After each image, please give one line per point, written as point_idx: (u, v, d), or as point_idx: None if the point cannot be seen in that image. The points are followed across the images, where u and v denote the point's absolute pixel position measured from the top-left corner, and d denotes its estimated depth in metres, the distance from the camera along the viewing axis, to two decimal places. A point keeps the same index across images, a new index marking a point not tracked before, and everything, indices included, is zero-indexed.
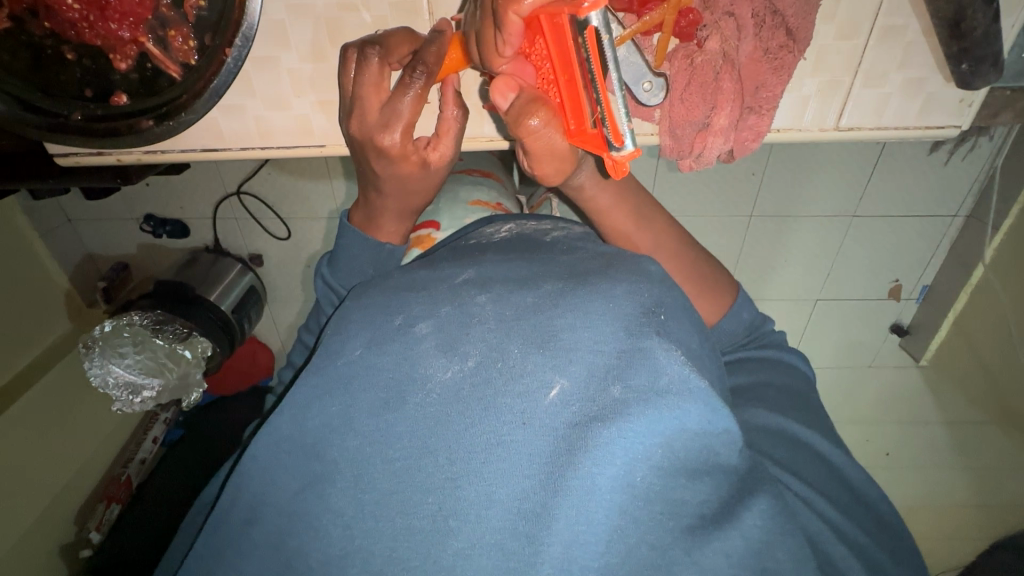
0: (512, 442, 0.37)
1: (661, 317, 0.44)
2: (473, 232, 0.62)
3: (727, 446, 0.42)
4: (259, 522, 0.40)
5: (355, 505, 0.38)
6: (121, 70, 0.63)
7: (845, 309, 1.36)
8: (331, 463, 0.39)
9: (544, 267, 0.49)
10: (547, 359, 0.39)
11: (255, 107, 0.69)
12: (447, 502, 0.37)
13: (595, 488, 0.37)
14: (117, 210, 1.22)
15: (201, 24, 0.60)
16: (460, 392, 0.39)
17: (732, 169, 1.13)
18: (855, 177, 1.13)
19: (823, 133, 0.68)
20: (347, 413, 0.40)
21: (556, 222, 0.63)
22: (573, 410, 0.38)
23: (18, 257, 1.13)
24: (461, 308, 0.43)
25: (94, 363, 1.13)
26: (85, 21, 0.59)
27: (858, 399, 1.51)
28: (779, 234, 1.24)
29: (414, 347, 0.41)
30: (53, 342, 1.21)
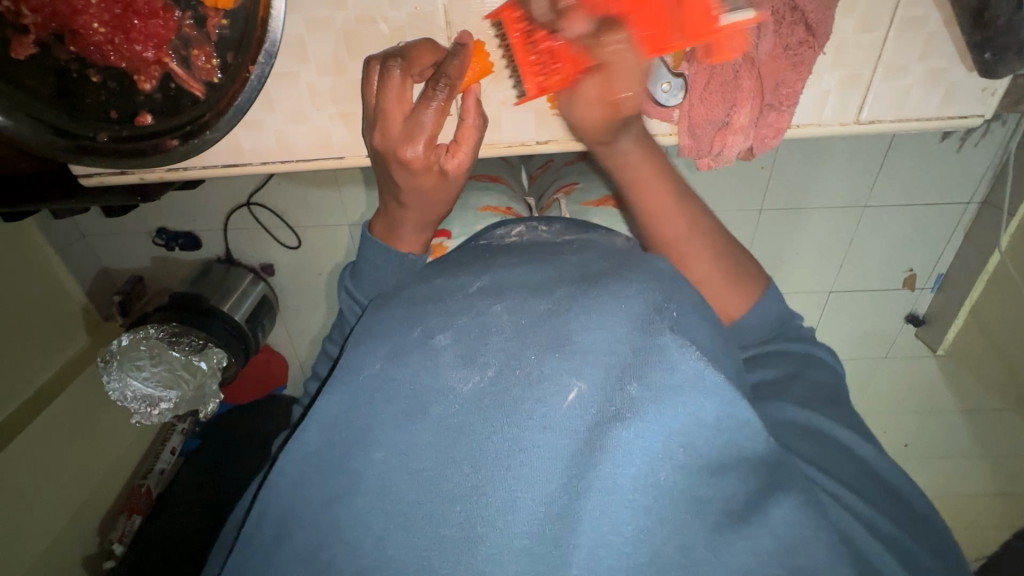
0: (532, 447, 0.38)
1: (673, 315, 0.44)
2: (486, 237, 0.63)
3: (750, 438, 0.40)
4: (288, 537, 0.40)
5: (385, 517, 0.37)
6: (146, 92, 0.64)
7: (859, 302, 1.35)
8: (359, 475, 0.39)
9: (560, 270, 0.48)
10: (562, 363, 0.40)
11: (274, 122, 0.69)
12: (473, 510, 0.37)
13: (619, 487, 0.37)
14: (131, 225, 1.23)
15: (222, 42, 0.61)
16: (480, 402, 0.39)
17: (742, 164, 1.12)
18: (866, 167, 1.12)
19: (843, 127, 0.68)
20: (372, 425, 0.40)
21: (570, 225, 0.62)
22: (591, 412, 0.38)
23: (38, 275, 1.15)
24: (478, 317, 0.43)
25: (112, 376, 1.14)
26: (110, 44, 0.60)
27: (875, 391, 1.50)
28: (790, 227, 1.23)
29: (434, 357, 0.42)
30: (73, 357, 1.23)
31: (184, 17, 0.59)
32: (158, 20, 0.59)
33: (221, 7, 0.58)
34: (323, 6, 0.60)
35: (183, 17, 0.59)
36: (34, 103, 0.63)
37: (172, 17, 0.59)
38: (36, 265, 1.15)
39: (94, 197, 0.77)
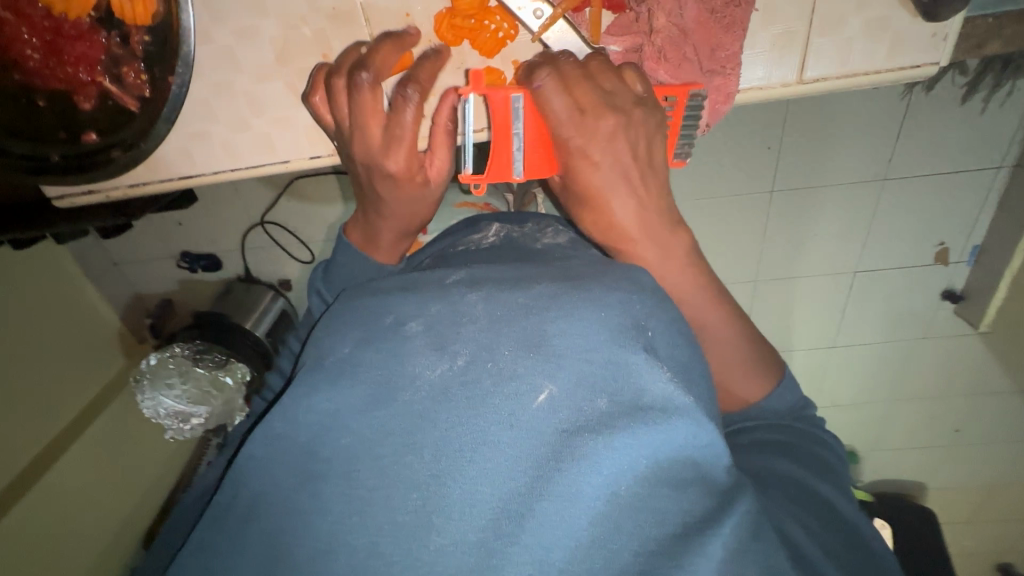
0: (497, 441, 0.38)
1: (651, 334, 0.43)
2: (462, 232, 0.62)
3: (712, 459, 0.40)
4: (258, 517, 0.39)
5: (344, 503, 0.38)
6: (87, 110, 0.68)
7: (887, 284, 1.27)
8: (326, 460, 0.39)
9: (538, 268, 0.49)
10: (536, 362, 0.40)
11: (220, 132, 0.71)
12: (430, 498, 0.37)
13: (579, 493, 0.36)
14: (155, 250, 1.29)
15: (148, 57, 0.65)
16: (448, 390, 0.39)
17: (747, 146, 1.08)
18: (880, 138, 1.07)
19: (786, 90, 0.65)
20: (341, 411, 0.40)
21: (551, 228, 0.63)
22: (560, 415, 0.38)
23: (73, 302, 1.22)
24: (452, 305, 0.44)
25: (146, 395, 1.21)
26: (45, 68, 0.64)
27: (914, 375, 1.42)
28: (805, 209, 1.17)
29: (405, 344, 0.42)
30: (110, 379, 1.29)
31: (111, 36, 0.63)
32: (85, 42, 0.63)
33: (141, 24, 0.62)
34: (250, 15, 0.63)
35: (109, 36, 0.63)
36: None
37: (99, 38, 0.63)
38: (71, 293, 1.22)
39: (76, 220, 0.80)
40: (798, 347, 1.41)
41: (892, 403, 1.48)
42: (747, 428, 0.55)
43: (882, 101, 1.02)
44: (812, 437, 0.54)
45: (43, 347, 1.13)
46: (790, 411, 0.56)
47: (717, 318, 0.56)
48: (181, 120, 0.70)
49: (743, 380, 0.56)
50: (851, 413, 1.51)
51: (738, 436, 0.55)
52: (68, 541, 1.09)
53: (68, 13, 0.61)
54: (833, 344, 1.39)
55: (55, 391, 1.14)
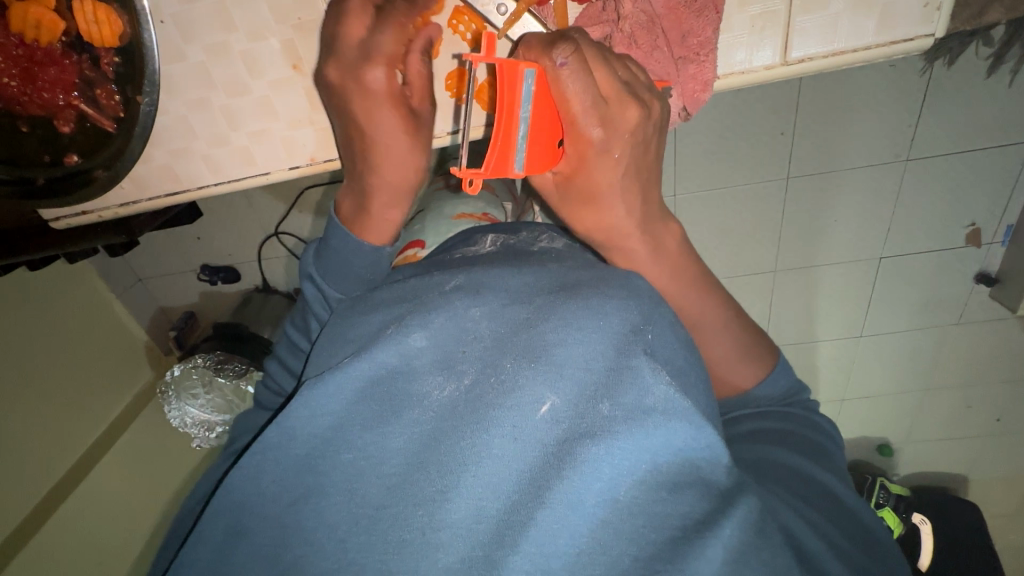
0: (501, 454, 0.36)
1: (648, 338, 0.41)
2: (459, 245, 0.60)
3: (707, 460, 0.39)
4: (247, 534, 0.40)
5: (347, 518, 0.37)
6: (67, 134, 0.66)
7: (914, 268, 1.21)
8: (326, 473, 0.39)
9: (536, 276, 0.46)
10: (538, 374, 0.38)
11: (201, 148, 0.68)
12: (434, 515, 0.35)
13: (582, 502, 0.35)
14: (177, 264, 1.33)
15: (120, 78, 0.62)
16: (454, 409, 0.38)
17: (758, 132, 1.05)
18: (899, 118, 1.02)
19: (770, 72, 0.61)
20: (346, 427, 0.40)
21: (552, 236, 0.59)
22: (565, 428, 0.37)
23: (100, 316, 1.27)
24: (454, 319, 0.42)
25: (173, 406, 1.24)
26: (23, 94, 0.62)
27: (950, 363, 1.35)
28: (824, 194, 1.13)
29: (409, 361, 0.40)
30: (139, 391, 1.34)
31: (82, 59, 0.61)
32: (56, 67, 0.60)
33: (108, 45, 0.60)
34: (217, 30, 0.60)
35: (80, 59, 0.60)
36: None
37: (71, 61, 0.60)
38: (98, 309, 1.26)
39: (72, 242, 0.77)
40: (823, 338, 1.35)
41: (928, 393, 1.41)
42: (739, 419, 0.53)
43: (899, 79, 0.97)
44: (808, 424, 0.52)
45: (71, 363, 1.17)
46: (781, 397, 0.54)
47: (722, 314, 0.54)
48: (158, 138, 0.67)
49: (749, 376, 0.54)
50: (884, 404, 1.45)
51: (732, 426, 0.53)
52: (105, 552, 1.11)
53: (37, 39, 0.59)
54: (860, 334, 1.33)
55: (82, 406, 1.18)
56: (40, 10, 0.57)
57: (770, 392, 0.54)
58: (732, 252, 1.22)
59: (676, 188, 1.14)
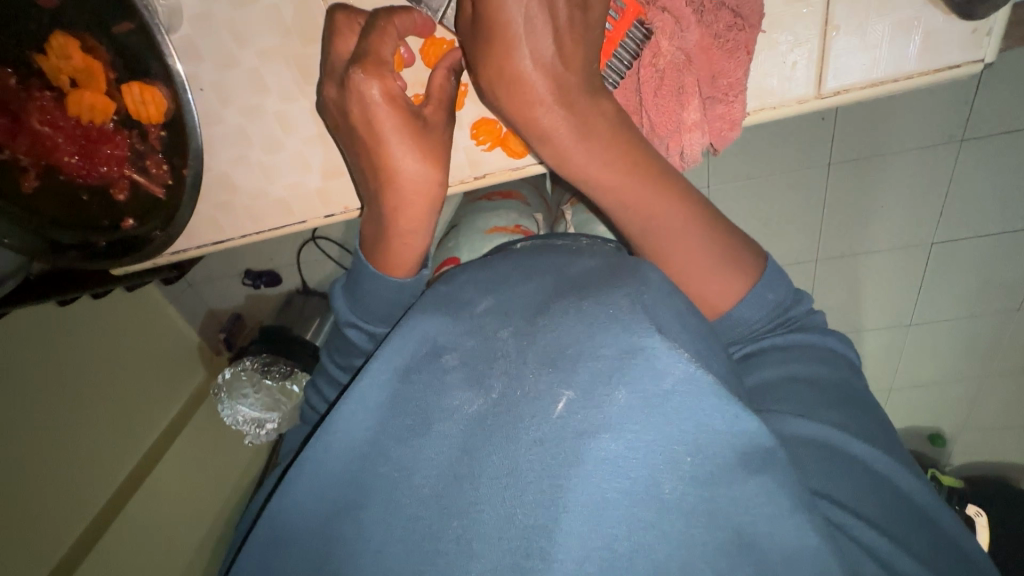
0: (525, 459, 0.35)
1: (659, 317, 0.38)
2: (489, 254, 0.61)
3: (750, 444, 0.35)
4: (290, 543, 0.39)
5: (386, 531, 0.36)
6: (122, 201, 0.65)
7: (970, 252, 1.14)
8: (367, 488, 0.38)
9: (553, 280, 0.44)
10: (557, 377, 0.37)
11: (242, 200, 0.68)
12: (469, 524, 0.34)
13: (609, 500, 0.34)
14: (222, 269, 1.40)
15: (167, 149, 0.61)
16: (480, 420, 0.37)
17: (795, 120, 1.01)
18: (953, 96, 0.95)
19: (802, 106, 0.58)
20: (384, 442, 0.39)
21: (586, 237, 0.56)
22: (584, 427, 0.35)
23: (156, 321, 1.35)
24: (485, 340, 0.40)
25: (226, 405, 1.30)
26: (84, 169, 0.62)
27: (1008, 348, 1.28)
28: (870, 179, 1.07)
29: (440, 376, 0.40)
30: (195, 391, 1.42)
31: (132, 134, 0.60)
32: (111, 143, 0.61)
33: (155, 120, 0.59)
34: (251, 93, 0.60)
35: (130, 134, 0.60)
36: (34, 222, 0.64)
37: (122, 138, 0.60)
38: (155, 313, 1.35)
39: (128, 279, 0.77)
40: (867, 327, 1.29)
41: (985, 379, 1.34)
42: (750, 363, 0.51)
43: None
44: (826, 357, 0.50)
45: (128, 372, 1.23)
46: (771, 323, 0.52)
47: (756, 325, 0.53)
48: (204, 193, 0.67)
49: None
50: (936, 393, 1.38)
51: (745, 372, 0.50)
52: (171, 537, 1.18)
53: (91, 120, 0.59)
54: (909, 322, 1.27)
55: (139, 420, 1.23)
56: (94, 96, 0.57)
57: (760, 320, 0.52)
58: (772, 243, 1.18)
59: (709, 178, 1.11)
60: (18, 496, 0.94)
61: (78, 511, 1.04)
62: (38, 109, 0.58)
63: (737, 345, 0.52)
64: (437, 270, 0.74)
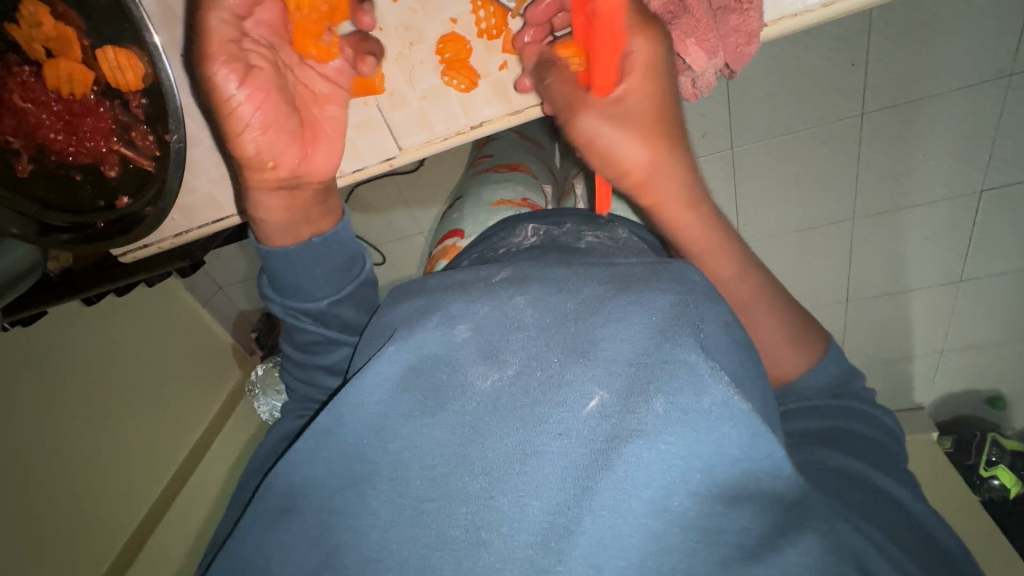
0: (545, 452, 0.30)
1: (703, 330, 0.33)
2: (500, 238, 0.56)
3: (768, 472, 0.31)
4: (297, 511, 0.34)
5: (393, 510, 0.30)
6: (114, 177, 0.61)
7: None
8: (375, 462, 0.32)
9: (582, 267, 0.40)
10: (587, 370, 0.31)
11: (237, 173, 0.63)
12: (479, 510, 0.29)
13: (630, 511, 0.28)
14: (249, 270, 1.42)
15: (150, 119, 0.56)
16: (496, 400, 0.32)
17: (821, 69, 0.95)
18: (998, 26, 0.87)
19: (830, 10, 0.50)
20: (389, 416, 0.33)
21: (593, 226, 0.55)
22: (616, 428, 0.29)
23: (190, 324, 1.39)
24: (499, 308, 0.36)
25: (261, 401, 1.33)
26: (71, 144, 0.57)
27: None
28: (908, 126, 0.99)
29: (454, 352, 0.34)
30: (233, 388, 1.46)
31: (115, 105, 0.55)
32: (94, 116, 0.56)
33: (134, 88, 0.54)
34: None
35: (113, 105, 0.55)
36: (31, 209, 0.57)
37: (104, 109, 0.56)
38: (192, 317, 1.40)
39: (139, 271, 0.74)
40: (913, 287, 1.20)
41: None
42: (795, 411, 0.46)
43: None
44: (868, 421, 0.45)
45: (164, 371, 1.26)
46: (831, 386, 0.47)
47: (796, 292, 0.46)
48: (195, 167, 0.63)
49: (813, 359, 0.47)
50: (988, 354, 1.28)
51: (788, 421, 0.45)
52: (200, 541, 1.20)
53: (72, 92, 0.54)
54: (959, 279, 1.17)
55: (170, 420, 1.24)
56: (72, 65, 0.52)
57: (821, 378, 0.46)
58: (804, 204, 1.12)
59: (733, 140, 1.06)
60: (73, 499, 0.99)
61: (126, 517, 1.09)
62: (20, 86, 0.53)
63: (788, 398, 0.47)
64: (441, 245, 0.72)
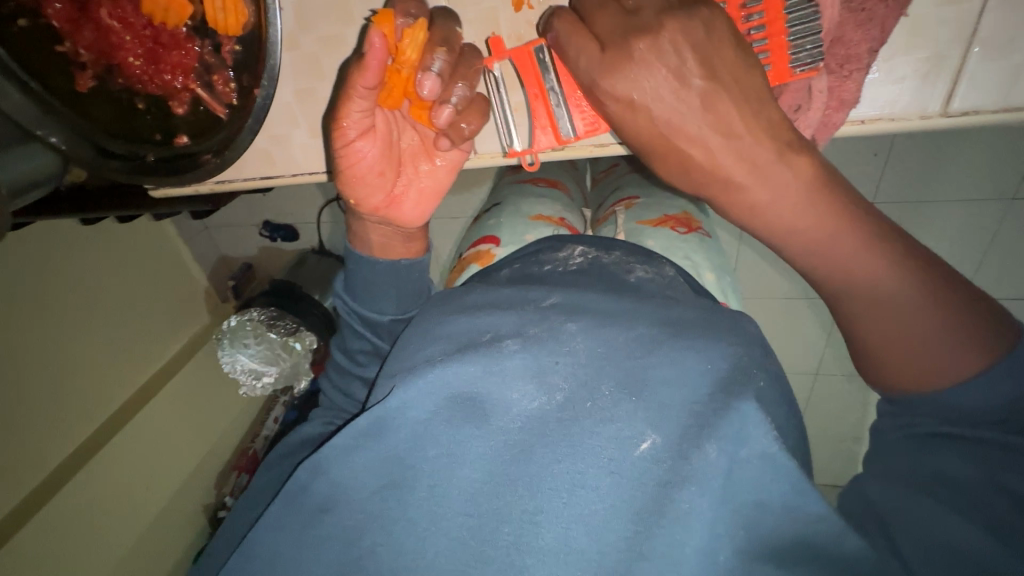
0: (593, 483, 0.32)
1: (759, 384, 0.35)
2: (544, 253, 0.56)
3: (837, 530, 0.30)
4: (333, 510, 0.36)
5: (433, 518, 0.33)
6: (180, 115, 0.60)
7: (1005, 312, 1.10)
8: (414, 469, 0.35)
9: (640, 306, 0.42)
10: (638, 409, 0.34)
11: (301, 136, 0.63)
12: (523, 535, 0.32)
13: (680, 555, 0.30)
14: (241, 217, 1.39)
15: (238, 66, 0.55)
16: (543, 427, 0.34)
17: (845, 155, 0.99)
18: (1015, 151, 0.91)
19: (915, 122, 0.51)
20: (432, 424, 0.36)
21: (637, 256, 0.55)
22: (669, 472, 0.31)
23: (172, 263, 1.35)
24: (551, 334, 0.38)
25: (227, 352, 1.29)
26: (147, 75, 0.56)
27: None
28: (914, 225, 1.03)
29: (503, 366, 0.37)
30: (198, 333, 1.41)
31: (204, 45, 0.54)
32: (180, 50, 0.54)
33: (231, 33, 0.53)
34: (333, 21, 0.53)
35: (202, 45, 0.54)
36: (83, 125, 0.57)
37: (193, 46, 0.54)
38: (172, 253, 1.35)
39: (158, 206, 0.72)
40: None
41: None
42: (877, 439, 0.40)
43: None
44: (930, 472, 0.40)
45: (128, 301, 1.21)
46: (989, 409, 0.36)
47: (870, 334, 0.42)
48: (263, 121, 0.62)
49: (962, 363, 0.38)
50: None
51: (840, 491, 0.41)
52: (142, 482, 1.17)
53: (164, 21, 0.53)
54: None
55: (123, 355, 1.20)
56: None
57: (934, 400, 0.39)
58: None
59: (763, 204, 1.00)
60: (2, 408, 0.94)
61: (60, 441, 1.05)
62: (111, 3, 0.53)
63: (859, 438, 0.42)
64: (473, 250, 0.71)
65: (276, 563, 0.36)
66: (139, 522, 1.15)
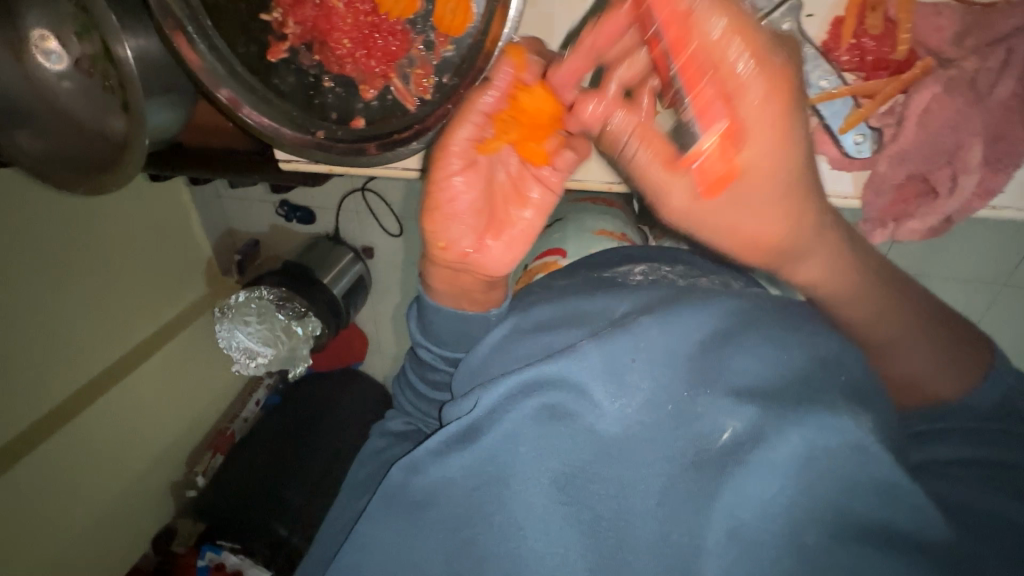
0: (681, 472, 0.37)
1: (841, 379, 0.38)
2: (606, 268, 0.61)
3: (910, 517, 0.33)
4: (433, 506, 0.42)
5: (528, 509, 0.39)
6: (364, 102, 0.56)
7: None
8: (507, 464, 0.40)
9: (717, 301, 0.44)
10: (715, 400, 0.38)
11: None
12: (617, 520, 0.37)
13: (767, 526, 0.34)
14: (258, 192, 1.35)
15: (444, 65, 0.52)
16: (628, 425, 0.39)
17: None
18: None
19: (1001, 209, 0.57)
20: (520, 421, 0.41)
21: (704, 268, 0.58)
22: (746, 454, 0.35)
23: (179, 228, 1.30)
24: (627, 333, 0.42)
25: (224, 326, 1.25)
26: (348, 57, 0.55)
27: None
28: None
29: (585, 369, 0.41)
30: (194, 303, 1.37)
31: (417, 39, 0.53)
32: (394, 39, 0.53)
33: (451, 33, 0.50)
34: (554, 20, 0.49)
35: (416, 38, 0.53)
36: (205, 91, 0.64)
37: (406, 37, 0.53)
38: (180, 217, 1.30)
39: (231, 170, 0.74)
40: None
41: None
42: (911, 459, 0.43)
43: None
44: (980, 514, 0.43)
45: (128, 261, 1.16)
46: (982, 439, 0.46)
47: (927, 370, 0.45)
48: None
49: None
50: None
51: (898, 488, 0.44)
52: (114, 451, 1.13)
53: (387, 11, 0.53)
54: None
55: (116, 317, 1.15)
56: None
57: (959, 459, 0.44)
58: None
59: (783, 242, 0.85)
60: None
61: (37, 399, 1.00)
62: None
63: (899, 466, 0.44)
64: (539, 260, 0.74)
65: (379, 554, 0.42)
66: (103, 491, 1.12)
